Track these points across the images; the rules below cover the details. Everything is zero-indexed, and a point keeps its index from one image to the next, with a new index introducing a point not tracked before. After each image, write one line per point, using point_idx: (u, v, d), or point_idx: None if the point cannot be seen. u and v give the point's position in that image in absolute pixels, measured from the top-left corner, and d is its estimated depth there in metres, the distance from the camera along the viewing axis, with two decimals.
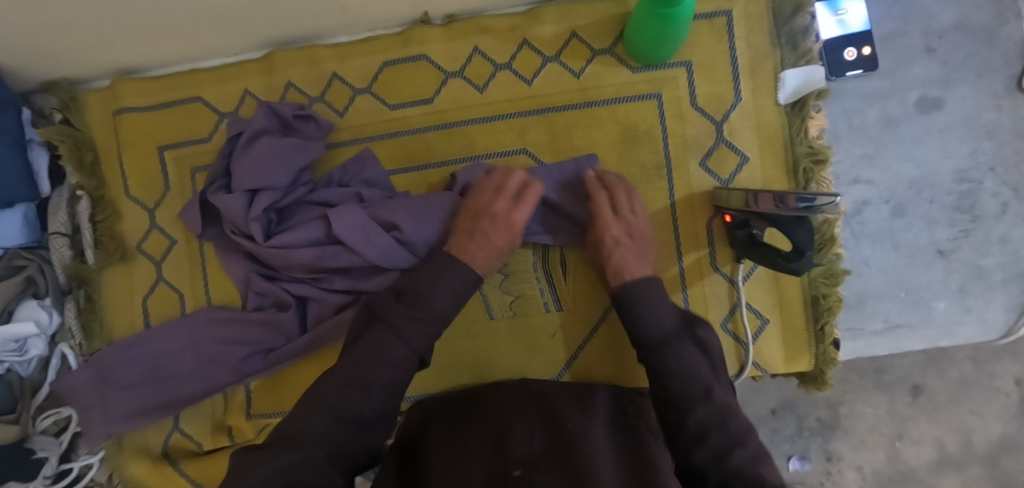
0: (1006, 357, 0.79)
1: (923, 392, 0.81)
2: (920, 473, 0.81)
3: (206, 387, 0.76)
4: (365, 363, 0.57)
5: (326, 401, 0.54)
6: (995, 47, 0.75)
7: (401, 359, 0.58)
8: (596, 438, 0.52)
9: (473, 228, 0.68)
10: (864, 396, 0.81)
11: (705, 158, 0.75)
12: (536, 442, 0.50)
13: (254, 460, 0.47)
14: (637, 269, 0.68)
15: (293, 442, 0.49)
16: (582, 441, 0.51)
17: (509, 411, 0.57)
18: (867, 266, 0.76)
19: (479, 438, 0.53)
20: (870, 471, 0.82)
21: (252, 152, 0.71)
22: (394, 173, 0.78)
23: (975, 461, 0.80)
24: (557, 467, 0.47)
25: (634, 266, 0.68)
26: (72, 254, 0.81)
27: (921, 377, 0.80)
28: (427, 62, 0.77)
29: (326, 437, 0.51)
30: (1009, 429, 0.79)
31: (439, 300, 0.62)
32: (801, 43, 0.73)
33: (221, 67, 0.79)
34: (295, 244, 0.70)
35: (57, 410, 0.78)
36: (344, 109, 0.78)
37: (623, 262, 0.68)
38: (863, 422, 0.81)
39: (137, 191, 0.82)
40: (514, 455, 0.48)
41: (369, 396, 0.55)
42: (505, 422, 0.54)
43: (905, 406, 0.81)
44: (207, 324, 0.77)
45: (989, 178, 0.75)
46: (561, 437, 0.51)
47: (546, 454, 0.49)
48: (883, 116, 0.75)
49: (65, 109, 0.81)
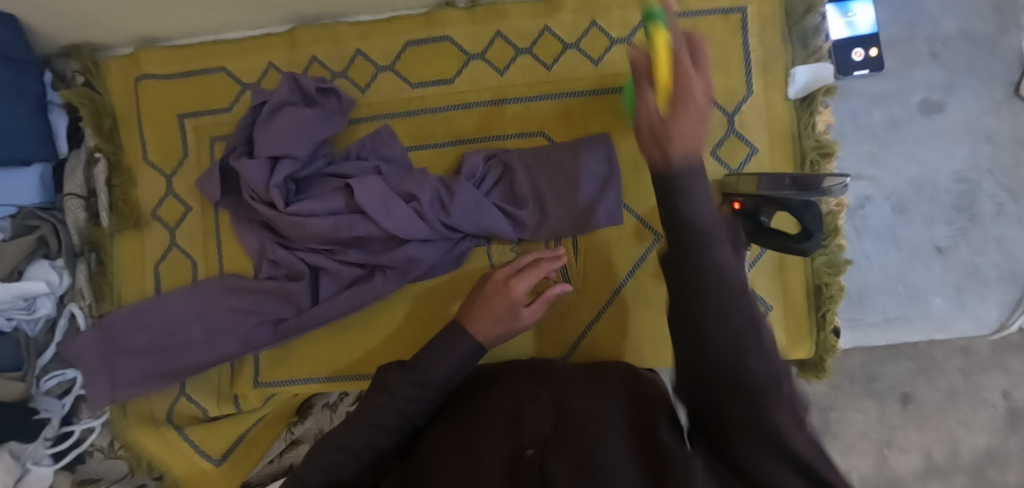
0: (995, 368, 0.82)
1: (912, 401, 0.83)
2: (908, 481, 0.83)
3: (212, 354, 0.76)
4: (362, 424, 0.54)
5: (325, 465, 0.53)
6: (995, 55, 0.78)
7: (395, 426, 0.54)
8: (602, 413, 0.51)
9: (479, 296, 0.67)
10: (855, 402, 0.84)
11: (716, 147, 0.77)
12: (545, 421, 0.50)
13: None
14: (697, 123, 0.45)
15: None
16: (591, 419, 0.50)
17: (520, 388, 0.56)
18: (867, 259, 0.78)
19: (490, 414, 0.52)
20: (858, 476, 0.83)
21: (274, 122, 0.72)
22: (411, 150, 0.79)
23: (961, 471, 0.82)
24: (569, 445, 0.46)
25: (688, 129, 0.45)
26: (87, 217, 0.82)
27: (910, 386, 0.83)
28: (449, 44, 0.79)
29: None
30: (994, 440, 0.82)
31: (434, 365, 0.57)
32: (811, 42, 0.76)
33: (245, 39, 0.81)
34: (314, 212, 0.71)
35: (62, 372, 0.79)
36: (365, 86, 0.80)
37: (665, 127, 0.45)
38: (853, 429, 0.84)
39: (154, 157, 0.82)
40: (527, 435, 0.48)
41: (361, 426, 0.54)
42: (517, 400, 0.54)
43: (895, 414, 0.83)
44: (218, 292, 0.77)
45: (988, 179, 0.77)
46: (568, 412, 0.51)
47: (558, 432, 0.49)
48: (888, 116, 0.78)
49: (87, 73, 0.81)
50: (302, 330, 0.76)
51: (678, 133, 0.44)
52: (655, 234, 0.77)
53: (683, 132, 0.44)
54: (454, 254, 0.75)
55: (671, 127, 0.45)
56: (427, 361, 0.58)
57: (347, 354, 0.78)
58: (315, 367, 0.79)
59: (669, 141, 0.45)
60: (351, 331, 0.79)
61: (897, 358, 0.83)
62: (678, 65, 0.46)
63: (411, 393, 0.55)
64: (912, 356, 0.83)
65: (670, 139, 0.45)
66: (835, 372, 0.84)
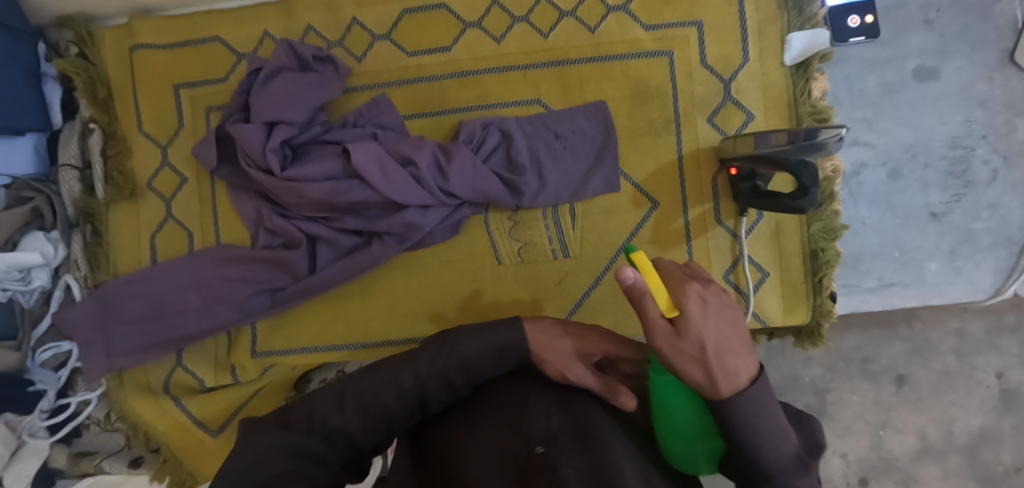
0: (988, 349, 0.82)
1: (907, 382, 0.83)
2: (903, 462, 0.83)
3: (208, 325, 0.76)
4: (378, 382, 0.51)
5: (331, 415, 0.48)
6: (989, 22, 0.78)
7: (407, 392, 0.50)
8: (611, 426, 0.48)
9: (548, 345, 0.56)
10: (851, 384, 0.84)
11: (712, 115, 0.77)
12: (552, 420, 0.47)
13: (248, 453, 0.44)
14: (734, 349, 0.41)
15: (298, 428, 0.47)
16: (599, 426, 0.48)
17: (527, 390, 0.53)
18: (863, 225, 0.79)
19: (495, 415, 0.49)
20: (853, 458, 0.84)
21: (272, 87, 0.71)
22: (409, 118, 0.79)
23: (955, 451, 0.82)
24: (578, 448, 0.43)
25: (719, 340, 0.41)
26: (81, 188, 0.81)
27: (905, 367, 0.83)
28: (446, 12, 0.79)
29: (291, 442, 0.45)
30: (988, 421, 0.82)
31: (467, 344, 0.52)
32: (807, 9, 0.76)
33: (240, 9, 0.80)
34: (310, 177, 0.71)
35: (57, 345, 0.78)
36: (361, 55, 0.80)
37: (685, 337, 0.41)
38: (850, 410, 0.84)
39: (149, 128, 0.82)
40: (534, 431, 0.45)
41: (375, 383, 0.50)
42: (522, 398, 0.51)
43: (890, 396, 0.83)
44: (213, 263, 0.77)
45: (981, 145, 0.78)
46: (576, 418, 0.48)
47: (566, 433, 0.45)
48: (882, 83, 0.78)
49: (81, 43, 0.81)
50: (298, 299, 0.76)
51: (723, 345, 0.41)
52: (653, 202, 0.77)
53: (724, 349, 0.41)
54: (452, 222, 0.75)
55: (691, 334, 0.41)
56: (460, 339, 0.52)
57: (343, 323, 0.78)
58: (313, 336, 0.79)
59: (719, 365, 0.41)
60: (347, 301, 0.79)
61: (892, 339, 0.84)
62: (673, 292, 0.44)
63: (437, 369, 0.51)
64: (907, 338, 0.83)
65: (717, 355, 0.41)
66: (830, 352, 0.85)
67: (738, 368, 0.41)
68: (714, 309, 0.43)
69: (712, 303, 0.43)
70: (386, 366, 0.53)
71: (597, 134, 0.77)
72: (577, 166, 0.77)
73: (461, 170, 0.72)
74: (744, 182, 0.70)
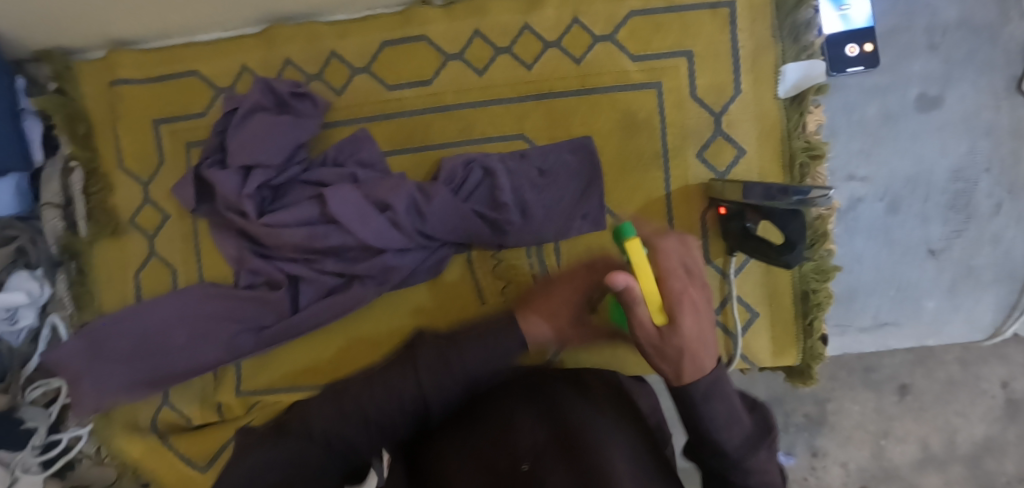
0: (993, 359, 0.78)
1: (910, 391, 0.79)
2: (904, 471, 0.80)
3: (196, 360, 0.76)
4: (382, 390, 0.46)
5: (330, 423, 0.44)
6: (997, 46, 0.74)
7: (410, 402, 0.46)
8: (599, 423, 0.50)
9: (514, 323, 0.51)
10: (852, 393, 0.80)
11: (702, 149, 0.75)
12: (537, 431, 0.50)
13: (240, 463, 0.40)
14: (705, 349, 0.42)
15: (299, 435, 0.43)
16: (584, 427, 0.49)
17: (509, 401, 0.55)
18: (859, 262, 0.76)
19: (477, 434, 0.51)
20: (854, 467, 0.80)
21: (246, 129, 0.70)
22: (390, 154, 0.77)
23: (956, 461, 0.79)
24: (565, 462, 0.46)
25: (695, 340, 0.42)
26: (65, 226, 0.80)
27: (908, 376, 0.79)
28: (426, 44, 0.76)
29: (282, 455, 0.41)
30: (991, 430, 0.78)
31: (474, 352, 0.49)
32: (803, 36, 0.72)
33: (219, 41, 0.79)
34: (286, 222, 0.70)
35: (46, 381, 0.78)
36: (341, 88, 0.78)
37: (666, 341, 0.42)
38: (850, 419, 0.80)
39: (130, 164, 0.81)
40: (518, 452, 0.48)
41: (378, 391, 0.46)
42: (506, 412, 0.53)
43: (892, 405, 0.79)
44: (199, 299, 0.77)
45: (985, 178, 0.74)
46: (562, 425, 0.50)
47: (550, 446, 0.48)
48: (883, 112, 0.75)
49: (60, 79, 0.79)
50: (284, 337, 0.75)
51: (697, 346, 0.42)
52: None
53: (698, 346, 0.42)
54: (433, 264, 0.75)
55: (673, 336, 0.42)
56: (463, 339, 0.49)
57: (329, 359, 0.78)
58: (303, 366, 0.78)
59: (691, 361, 0.42)
60: (332, 337, 0.78)
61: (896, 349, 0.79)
62: (669, 291, 0.43)
63: (441, 376, 0.47)
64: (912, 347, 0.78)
65: (688, 353, 0.42)
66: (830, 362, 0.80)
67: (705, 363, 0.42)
68: (701, 306, 0.44)
69: (699, 301, 0.44)
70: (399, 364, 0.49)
71: (582, 169, 0.74)
72: (562, 202, 0.74)
73: (442, 213, 0.71)
74: (733, 223, 0.68)
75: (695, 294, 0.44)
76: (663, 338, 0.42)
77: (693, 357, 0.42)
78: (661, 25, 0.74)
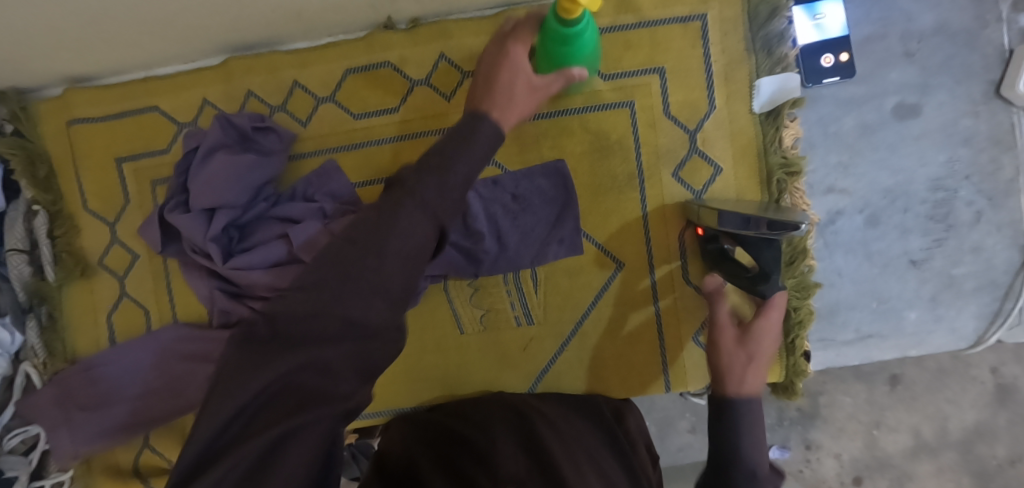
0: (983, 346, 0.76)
1: (900, 382, 0.78)
2: (897, 460, 0.78)
3: (170, 403, 0.75)
4: (387, 258, 0.38)
5: (326, 303, 0.36)
6: (974, 51, 0.72)
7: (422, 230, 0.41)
8: (573, 458, 0.53)
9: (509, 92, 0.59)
10: (844, 385, 0.78)
11: (678, 168, 0.73)
12: (520, 462, 0.51)
13: (236, 369, 0.36)
14: (762, 367, 0.62)
15: (301, 321, 0.36)
16: (562, 464, 0.50)
17: (494, 432, 0.57)
18: (840, 277, 0.75)
19: (461, 453, 0.53)
20: (848, 458, 0.79)
21: (207, 169, 0.68)
22: (359, 185, 0.76)
23: (949, 448, 0.77)
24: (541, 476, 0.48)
25: (759, 358, 0.62)
26: (31, 271, 0.78)
27: (898, 366, 0.77)
28: (391, 70, 0.74)
29: (291, 375, 0.35)
30: (982, 416, 0.77)
31: (463, 162, 0.46)
32: (776, 49, 0.70)
33: (178, 75, 0.76)
34: (255, 262, 0.69)
35: (25, 429, 0.76)
36: (306, 119, 0.76)
37: (742, 344, 0.63)
38: (842, 411, 0.79)
39: (94, 204, 0.79)
40: (503, 471, 0.48)
41: (384, 261, 0.38)
42: (489, 440, 0.55)
43: (883, 395, 0.78)
44: (172, 341, 0.76)
45: (965, 187, 0.73)
46: (541, 456, 0.52)
47: (531, 474, 0.49)
48: (859, 123, 0.73)
49: (15, 120, 0.77)
50: None
51: (759, 358, 0.62)
52: (617, 263, 0.74)
53: (756, 362, 0.62)
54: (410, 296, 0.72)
55: (749, 341, 0.63)
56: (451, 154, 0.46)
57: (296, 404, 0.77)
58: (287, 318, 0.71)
59: (748, 368, 0.61)
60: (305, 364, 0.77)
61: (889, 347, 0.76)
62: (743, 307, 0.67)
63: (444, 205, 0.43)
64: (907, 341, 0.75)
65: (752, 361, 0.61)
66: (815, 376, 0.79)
67: (751, 381, 0.61)
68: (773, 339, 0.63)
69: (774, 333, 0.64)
70: (406, 211, 0.40)
71: (558, 195, 0.73)
72: (539, 228, 0.72)
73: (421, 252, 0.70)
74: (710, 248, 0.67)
75: (771, 326, 0.63)
76: (740, 343, 0.63)
77: (750, 368, 0.61)
78: (631, 42, 0.72)
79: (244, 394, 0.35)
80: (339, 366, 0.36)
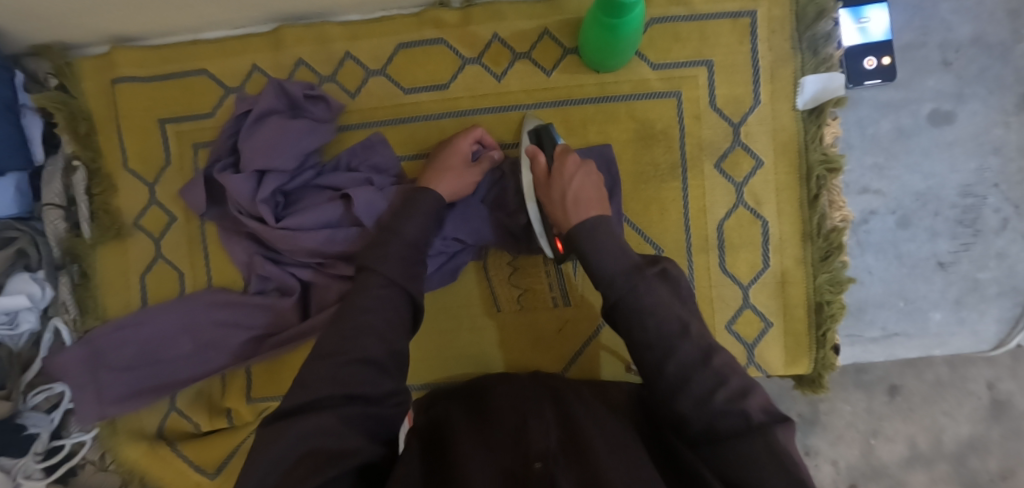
0: (981, 360, 0.79)
1: (899, 392, 0.80)
2: (892, 469, 0.80)
3: (202, 369, 0.74)
4: (366, 333, 0.52)
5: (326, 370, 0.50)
6: (1010, 63, 0.75)
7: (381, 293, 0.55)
8: (607, 435, 0.50)
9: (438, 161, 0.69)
10: (843, 394, 0.80)
11: (719, 160, 0.75)
12: (553, 437, 0.47)
13: (264, 441, 0.45)
14: (592, 200, 0.63)
15: (311, 403, 0.47)
16: (597, 441, 0.48)
17: (522, 404, 0.54)
18: (869, 275, 0.77)
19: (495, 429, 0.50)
20: (844, 465, 0.80)
21: (259, 133, 0.69)
22: (404, 158, 0.76)
23: (942, 459, 0.79)
24: (576, 465, 0.44)
25: (580, 188, 0.64)
26: (66, 227, 0.77)
27: (898, 377, 0.80)
28: (443, 47, 0.75)
29: (304, 440, 0.44)
30: (976, 430, 0.79)
31: (407, 225, 0.61)
32: (822, 49, 0.73)
33: (226, 39, 0.76)
34: (303, 226, 0.69)
35: (48, 387, 0.76)
36: (355, 91, 0.76)
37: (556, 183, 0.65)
38: (841, 419, 0.80)
39: (135, 165, 0.79)
40: (533, 449, 0.45)
41: (368, 336, 0.52)
42: (522, 413, 0.52)
43: (882, 405, 0.80)
44: (206, 307, 0.74)
45: (993, 194, 0.76)
46: (577, 436, 0.49)
47: (564, 450, 0.46)
48: (896, 127, 0.76)
49: (59, 75, 0.76)
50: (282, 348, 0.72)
51: (580, 195, 0.63)
52: (656, 250, 0.75)
53: (581, 196, 0.63)
54: (451, 269, 0.73)
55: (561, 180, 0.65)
56: (399, 223, 0.61)
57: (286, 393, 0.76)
58: (270, 384, 0.77)
59: (573, 205, 0.62)
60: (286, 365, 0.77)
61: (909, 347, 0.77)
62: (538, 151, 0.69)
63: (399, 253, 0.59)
64: (920, 348, 0.77)
65: (575, 200, 0.63)
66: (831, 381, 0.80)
67: (584, 213, 0.61)
68: (578, 175, 0.65)
69: (579, 165, 0.66)
70: (371, 280, 0.56)
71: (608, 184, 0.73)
72: None
73: (473, 231, 0.71)
74: (546, 140, 0.70)
75: (572, 159, 0.66)
76: (554, 184, 0.65)
77: (572, 191, 0.63)
78: (680, 35, 0.73)
79: (269, 466, 0.43)
80: (348, 427, 0.46)
